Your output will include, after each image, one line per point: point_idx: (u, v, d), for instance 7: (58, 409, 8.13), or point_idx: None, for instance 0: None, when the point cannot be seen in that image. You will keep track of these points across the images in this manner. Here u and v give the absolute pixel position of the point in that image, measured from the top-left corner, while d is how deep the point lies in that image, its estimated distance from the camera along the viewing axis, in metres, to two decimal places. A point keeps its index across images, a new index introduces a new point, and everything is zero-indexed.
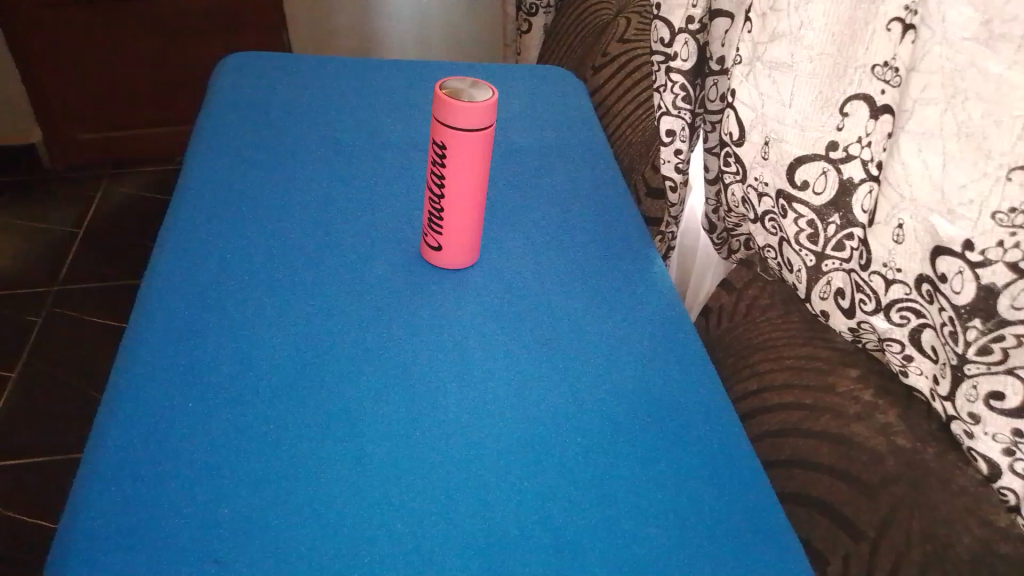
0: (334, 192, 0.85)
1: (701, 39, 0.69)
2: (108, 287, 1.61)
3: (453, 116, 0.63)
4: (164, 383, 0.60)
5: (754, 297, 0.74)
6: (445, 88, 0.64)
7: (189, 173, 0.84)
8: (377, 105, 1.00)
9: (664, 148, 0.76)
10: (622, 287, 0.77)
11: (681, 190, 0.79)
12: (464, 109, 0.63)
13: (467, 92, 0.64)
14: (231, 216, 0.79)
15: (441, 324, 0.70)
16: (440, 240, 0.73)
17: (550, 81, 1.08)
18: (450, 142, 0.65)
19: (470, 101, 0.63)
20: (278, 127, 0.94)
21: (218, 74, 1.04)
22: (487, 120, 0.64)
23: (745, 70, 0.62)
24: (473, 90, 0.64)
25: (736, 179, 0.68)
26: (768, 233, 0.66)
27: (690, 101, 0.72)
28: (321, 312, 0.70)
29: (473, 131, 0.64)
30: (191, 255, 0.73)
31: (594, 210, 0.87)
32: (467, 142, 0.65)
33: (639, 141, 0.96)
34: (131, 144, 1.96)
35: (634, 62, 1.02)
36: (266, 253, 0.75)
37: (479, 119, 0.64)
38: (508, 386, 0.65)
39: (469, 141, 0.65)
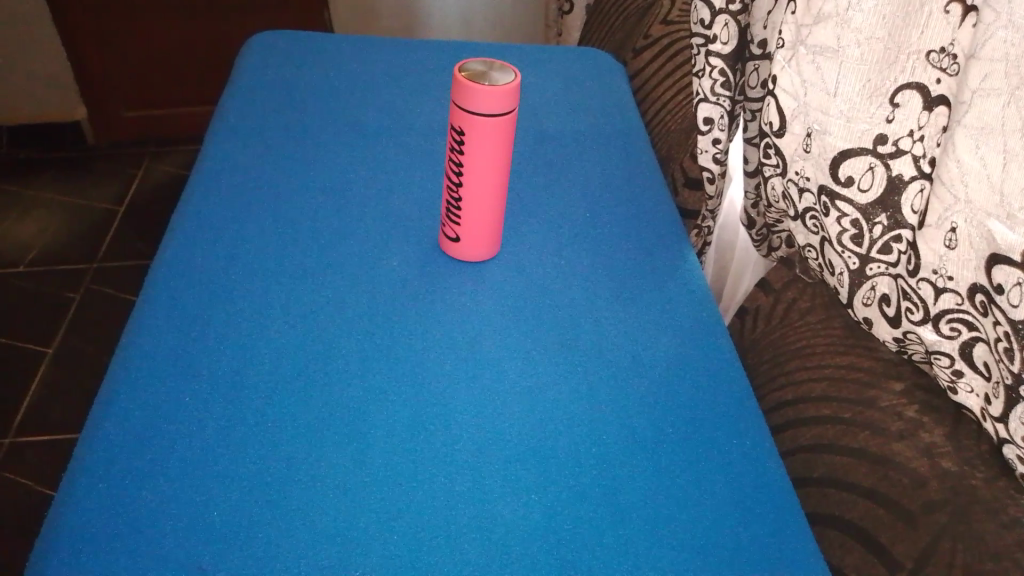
0: (354, 176, 0.82)
1: (743, 21, 0.64)
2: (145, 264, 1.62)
3: (473, 100, 0.60)
4: (162, 371, 0.58)
5: (793, 300, 0.69)
6: (465, 70, 0.60)
7: (208, 154, 0.82)
8: (405, 88, 0.97)
9: (700, 137, 0.71)
10: (652, 284, 0.73)
11: (719, 182, 0.74)
12: (485, 93, 0.59)
13: (488, 74, 0.60)
14: (248, 198, 0.76)
15: (456, 317, 0.67)
16: (458, 231, 0.69)
17: (587, 65, 1.04)
18: (469, 127, 0.61)
19: (491, 85, 0.59)
20: (302, 109, 0.91)
21: (246, 53, 1.01)
22: (509, 104, 0.60)
23: (788, 54, 0.56)
24: (494, 73, 0.60)
25: (776, 172, 0.63)
26: (809, 233, 0.61)
27: (729, 87, 0.67)
28: (332, 300, 0.67)
29: (494, 116, 0.60)
30: (202, 238, 0.71)
31: (626, 203, 0.82)
32: (488, 128, 0.61)
33: (678, 129, 0.91)
34: (173, 122, 1.96)
35: (677, 44, 0.96)
36: (279, 237, 0.72)
37: (501, 104, 0.60)
38: (523, 385, 0.61)
39: (489, 126, 0.61)
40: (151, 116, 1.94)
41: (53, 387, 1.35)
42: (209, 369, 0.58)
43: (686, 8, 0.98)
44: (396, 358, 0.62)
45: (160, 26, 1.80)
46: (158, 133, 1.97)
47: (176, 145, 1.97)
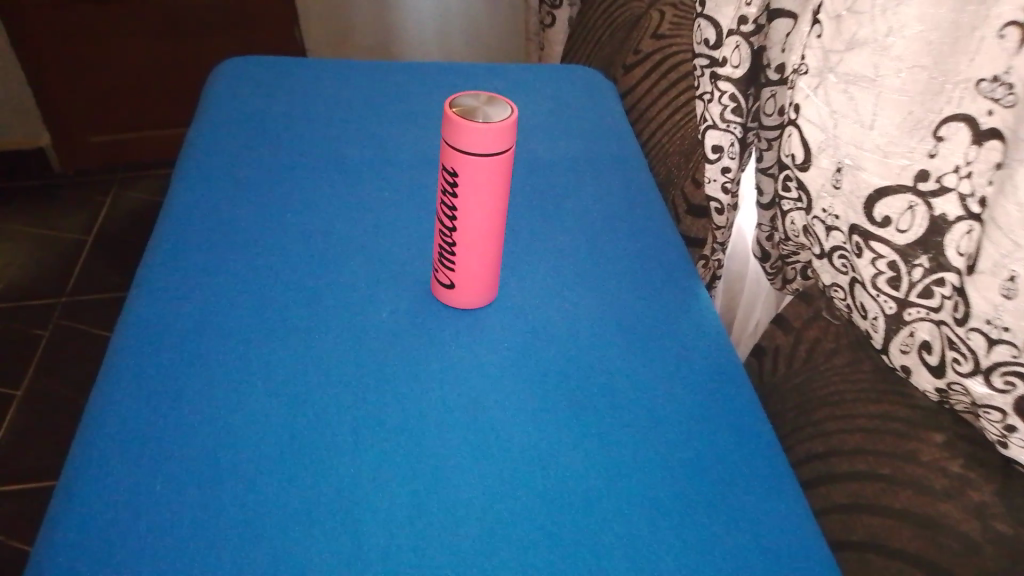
0: (334, 212, 0.75)
1: (756, 43, 0.59)
2: (115, 296, 1.54)
3: (465, 139, 0.54)
4: (130, 444, 0.51)
5: (815, 341, 0.64)
6: (456, 105, 0.55)
7: (176, 192, 0.75)
8: (386, 114, 0.91)
9: (709, 165, 0.67)
10: (665, 320, 0.67)
11: (729, 213, 0.69)
12: (479, 130, 0.54)
13: (482, 109, 0.54)
14: (221, 239, 0.70)
15: (454, 368, 0.60)
16: (449, 279, 0.63)
17: (575, 86, 0.98)
18: (463, 167, 0.56)
19: (485, 122, 0.53)
20: (275, 139, 0.84)
21: (214, 81, 0.94)
22: (506, 142, 0.55)
23: (813, 82, 0.51)
24: (488, 108, 0.55)
25: (797, 207, 0.58)
26: (836, 271, 0.56)
27: (740, 113, 0.62)
28: (317, 345, 0.60)
29: (489, 155, 0.55)
30: (170, 285, 0.64)
31: (629, 232, 0.77)
32: (483, 167, 0.56)
33: (677, 151, 0.86)
34: (141, 147, 1.89)
35: (671, 61, 0.91)
36: (257, 282, 0.66)
37: (495, 142, 0.54)
38: (532, 438, 0.55)
39: (484, 166, 0.56)
40: (117, 141, 1.86)
41: (24, 432, 1.27)
42: (183, 439, 0.51)
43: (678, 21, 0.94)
44: (389, 417, 0.55)
45: (125, 48, 1.73)
46: (127, 159, 1.89)
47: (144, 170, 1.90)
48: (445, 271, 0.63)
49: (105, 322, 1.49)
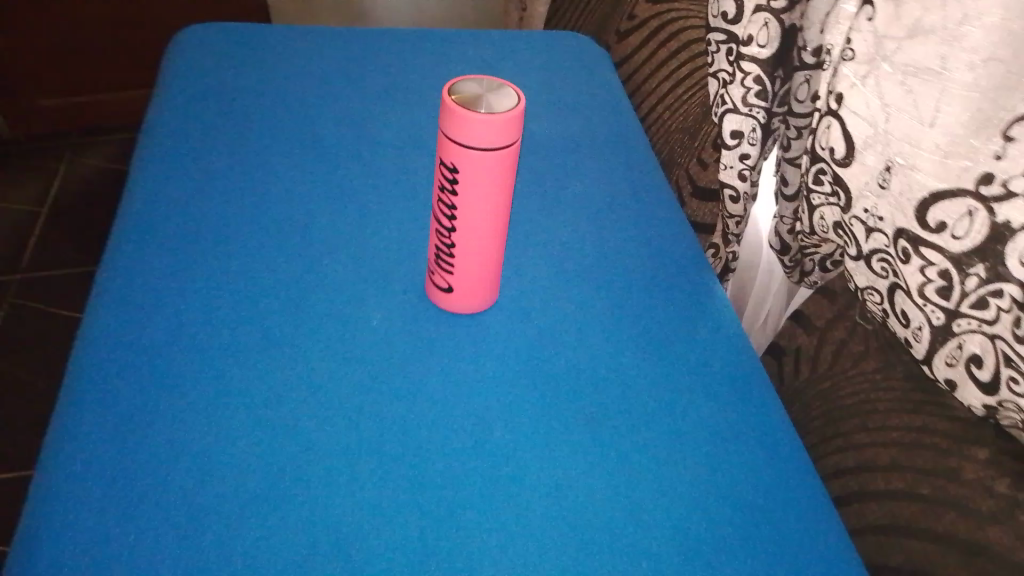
0: (316, 197, 0.68)
1: (787, 20, 0.53)
2: (74, 272, 1.44)
3: (467, 132, 0.48)
4: (97, 483, 0.44)
5: (840, 343, 0.59)
6: (456, 92, 0.48)
7: (138, 178, 0.67)
8: (367, 87, 0.83)
9: (726, 151, 0.61)
10: (681, 317, 0.62)
11: (745, 201, 0.64)
12: (481, 122, 0.47)
13: (484, 98, 0.48)
14: (193, 230, 0.62)
15: (458, 378, 0.54)
16: (443, 283, 0.57)
17: (568, 55, 0.92)
18: (463, 162, 0.50)
19: (489, 112, 0.47)
20: (247, 116, 0.76)
21: (175, 51, 0.86)
22: (512, 135, 0.49)
23: (863, 70, 0.46)
24: (491, 95, 0.48)
25: (830, 202, 0.53)
26: (874, 275, 0.51)
27: (765, 96, 0.57)
28: (304, 352, 0.54)
29: (493, 149, 0.49)
30: (137, 286, 0.56)
31: (634, 218, 0.71)
32: (485, 162, 0.49)
33: (680, 128, 0.80)
34: (93, 112, 1.75)
35: (668, 28, 0.85)
36: (235, 277, 0.58)
37: (500, 135, 0.48)
38: (543, 459, 0.50)
39: (487, 161, 0.49)
40: (66, 106, 1.72)
41: None
42: (152, 469, 0.45)
43: None
44: (391, 438, 0.49)
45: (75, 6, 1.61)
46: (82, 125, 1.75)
47: (96, 136, 1.76)
48: (439, 274, 0.57)
49: (64, 302, 1.38)
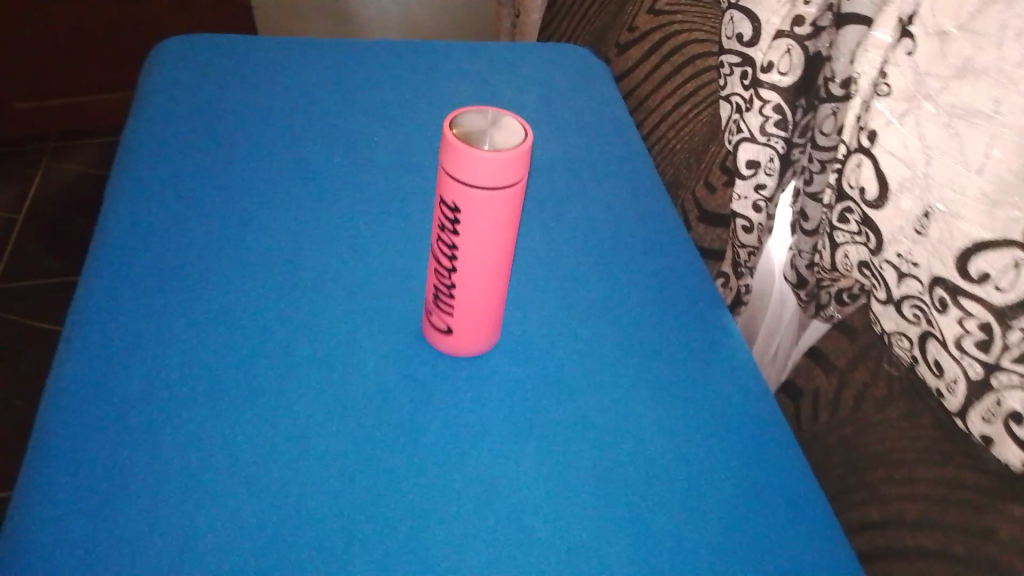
0: (305, 219, 0.63)
1: (812, 48, 0.50)
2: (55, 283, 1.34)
3: (467, 169, 0.44)
4: (68, 561, 0.39)
5: (862, 386, 0.56)
6: (457, 126, 0.44)
7: (113, 203, 0.62)
8: (356, 102, 0.79)
9: (740, 180, 0.58)
10: (695, 351, 0.58)
11: (761, 232, 0.60)
12: (485, 159, 0.43)
13: (488, 133, 0.44)
14: (173, 260, 0.57)
15: (461, 431, 0.50)
16: (440, 327, 0.53)
17: (566, 70, 0.88)
18: (465, 201, 0.46)
19: (493, 149, 0.43)
20: (229, 132, 0.71)
21: (156, 58, 0.81)
22: (517, 173, 0.44)
23: (902, 108, 0.43)
24: (494, 130, 0.44)
25: (856, 241, 0.50)
26: (904, 321, 0.48)
27: (785, 126, 0.53)
28: (293, 397, 0.49)
29: (497, 188, 0.45)
30: (112, 328, 0.51)
31: (642, 244, 0.68)
32: (489, 202, 0.46)
33: (686, 148, 0.77)
34: (67, 117, 1.66)
35: (672, 42, 0.82)
36: (218, 309, 0.54)
37: (506, 174, 0.44)
38: (553, 519, 0.46)
39: (490, 200, 0.45)
40: (40, 111, 1.62)
41: None
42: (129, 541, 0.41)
43: None
44: (390, 505, 0.45)
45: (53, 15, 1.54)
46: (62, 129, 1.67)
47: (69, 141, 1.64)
48: (437, 317, 0.53)
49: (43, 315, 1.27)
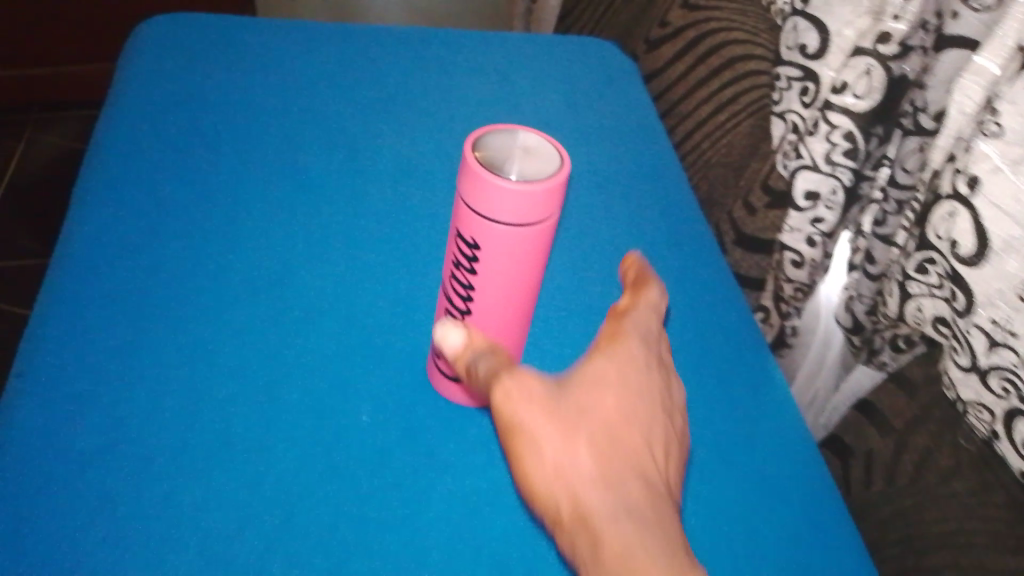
0: (298, 231, 0.55)
1: (895, 70, 0.44)
2: (30, 263, 1.11)
3: (489, 203, 0.37)
4: None
5: (924, 452, 0.49)
6: (480, 148, 0.37)
7: (81, 208, 0.53)
8: (361, 89, 0.69)
9: (793, 211, 0.51)
10: (734, 426, 0.52)
11: (811, 269, 0.53)
12: (511, 191, 0.36)
13: (517, 159, 0.37)
14: (146, 284, 0.48)
15: (471, 498, 0.42)
16: (445, 380, 0.46)
17: (592, 68, 0.79)
18: (485, 236, 0.39)
19: (522, 181, 0.36)
20: (216, 123, 0.62)
21: (140, 37, 0.70)
22: (547, 210, 0.38)
23: (1015, 154, 0.36)
24: (524, 158, 0.37)
25: (935, 294, 0.43)
26: (985, 392, 0.41)
27: (853, 156, 0.47)
28: (287, 447, 0.42)
29: (522, 226, 0.38)
30: (67, 369, 0.43)
31: (679, 278, 0.61)
32: (513, 239, 0.39)
33: (725, 162, 0.70)
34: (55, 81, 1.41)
35: (706, 41, 0.74)
36: (202, 337, 0.46)
37: (535, 210, 0.37)
38: None
39: (516, 237, 0.39)
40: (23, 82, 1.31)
41: None
42: None
43: None
44: None
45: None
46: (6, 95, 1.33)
47: (76, 112, 1.37)
48: (437, 368, 0.45)
49: (19, 292, 1.07)
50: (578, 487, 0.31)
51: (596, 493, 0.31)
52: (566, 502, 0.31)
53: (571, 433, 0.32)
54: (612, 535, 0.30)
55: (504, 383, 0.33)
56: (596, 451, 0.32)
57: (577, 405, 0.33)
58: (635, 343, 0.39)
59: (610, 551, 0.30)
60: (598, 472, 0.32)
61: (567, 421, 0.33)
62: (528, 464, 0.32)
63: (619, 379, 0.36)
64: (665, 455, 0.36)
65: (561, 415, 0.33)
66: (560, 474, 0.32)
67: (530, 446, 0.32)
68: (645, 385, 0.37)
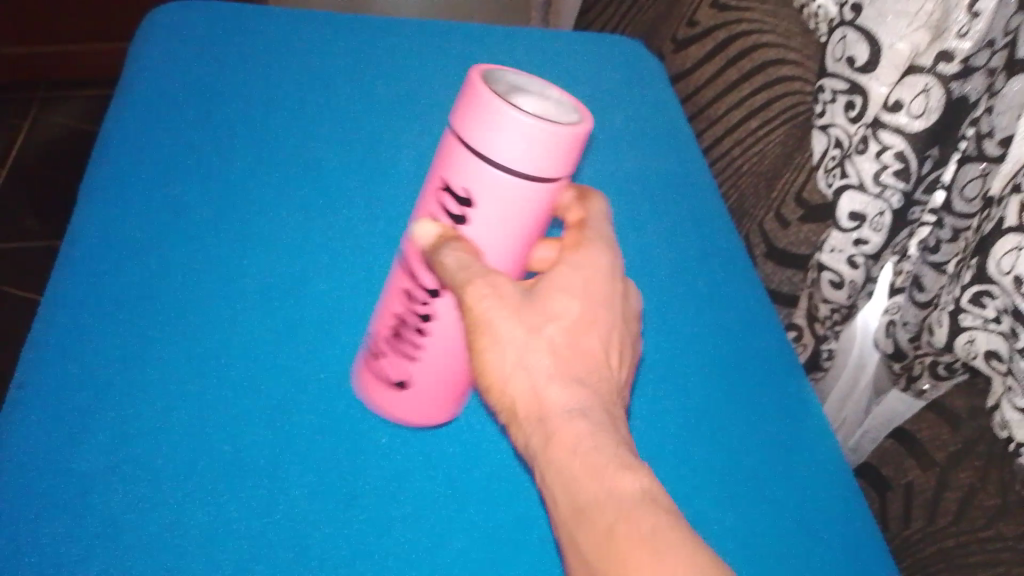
0: (318, 248, 0.53)
1: (954, 90, 0.41)
2: (31, 246, 1.08)
3: (486, 133, 0.33)
4: None
5: (968, 489, 0.47)
6: (488, 77, 0.34)
7: (87, 220, 0.50)
8: (379, 80, 0.65)
9: (835, 231, 0.49)
10: (773, 457, 0.50)
11: (853, 292, 0.51)
12: (525, 134, 0.32)
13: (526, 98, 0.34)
14: (156, 307, 0.46)
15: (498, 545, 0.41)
16: (381, 390, 0.42)
17: (622, 57, 0.75)
18: (478, 185, 0.35)
19: (531, 114, 0.32)
20: (230, 120, 0.59)
21: (152, 16, 0.66)
22: (555, 160, 0.34)
23: None
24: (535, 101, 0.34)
25: (990, 327, 0.41)
26: None
27: (904, 177, 0.44)
28: (306, 500, 0.40)
29: (524, 176, 0.34)
30: (68, 409, 0.40)
31: (714, 293, 0.58)
32: (510, 195, 0.35)
33: (757, 172, 0.68)
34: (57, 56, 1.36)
35: (737, 43, 0.71)
36: (215, 372, 0.44)
37: (540, 157, 0.33)
38: None
39: (513, 190, 0.34)
40: (26, 57, 1.27)
41: None
42: None
43: None
44: None
45: None
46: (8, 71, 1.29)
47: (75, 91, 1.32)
48: (370, 380, 0.42)
49: (23, 278, 1.05)
50: (535, 389, 0.33)
51: (555, 392, 0.32)
52: (527, 399, 0.33)
53: (533, 335, 0.33)
54: (567, 435, 0.31)
55: (477, 281, 0.34)
56: (557, 358, 0.33)
57: (543, 309, 0.34)
58: (599, 244, 0.38)
59: (565, 452, 0.31)
60: (557, 373, 0.33)
61: (534, 321, 0.33)
62: (491, 363, 0.33)
63: (586, 288, 0.35)
64: (619, 355, 0.37)
65: (523, 316, 0.33)
66: (520, 374, 0.33)
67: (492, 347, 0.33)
68: (610, 287, 0.37)
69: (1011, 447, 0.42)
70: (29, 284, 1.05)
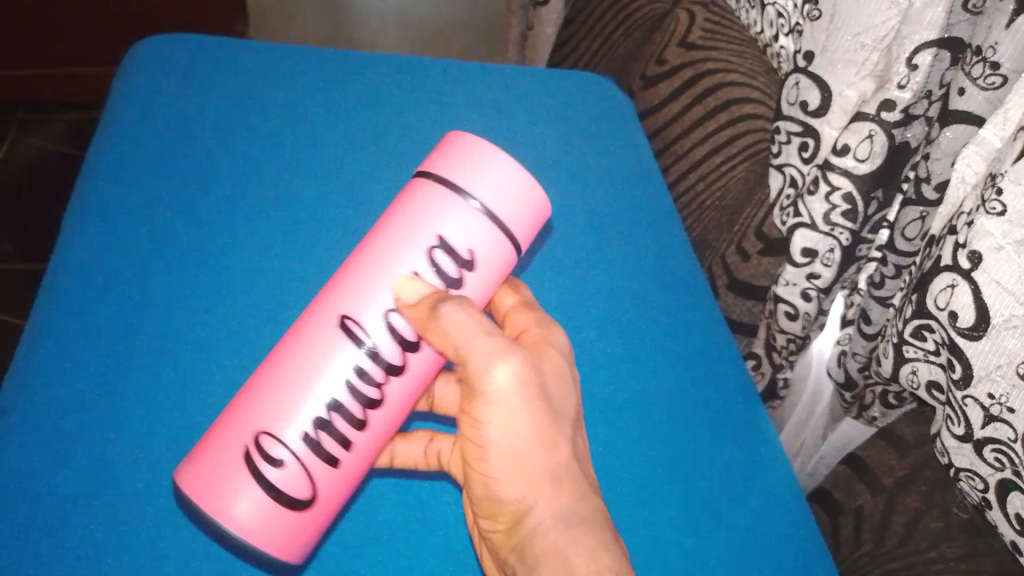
0: (294, 277, 0.54)
1: (896, 135, 0.44)
2: (12, 267, 1.09)
3: (513, 187, 0.37)
4: None
5: (914, 514, 0.49)
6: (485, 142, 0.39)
7: (69, 250, 0.52)
8: (356, 111, 0.67)
9: (790, 266, 0.51)
10: (730, 481, 0.52)
11: (808, 323, 0.53)
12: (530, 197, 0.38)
13: None
14: (138, 344, 0.48)
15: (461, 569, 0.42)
16: (265, 497, 0.36)
17: (592, 93, 0.77)
18: (487, 241, 0.38)
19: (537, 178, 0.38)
20: (211, 150, 0.61)
21: (134, 50, 0.67)
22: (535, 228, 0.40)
23: (1011, 232, 0.36)
24: None
25: (931, 359, 0.44)
26: (980, 461, 0.41)
27: (852, 217, 0.47)
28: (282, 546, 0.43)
29: (522, 235, 0.39)
30: (53, 438, 0.44)
31: (678, 321, 0.60)
32: (505, 251, 0.38)
33: (720, 206, 0.70)
34: None
35: (701, 82, 0.74)
36: (194, 412, 0.46)
37: (535, 218, 0.39)
38: None
39: (509, 246, 0.38)
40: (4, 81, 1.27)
41: None
42: None
43: (708, 32, 0.77)
44: None
45: None
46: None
47: (57, 116, 1.33)
48: (255, 487, 0.36)
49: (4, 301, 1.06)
50: (542, 489, 0.38)
51: (563, 503, 0.38)
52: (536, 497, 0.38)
53: (546, 439, 0.38)
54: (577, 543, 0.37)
55: (506, 366, 0.37)
56: (564, 465, 0.39)
57: (557, 414, 0.39)
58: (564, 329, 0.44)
59: (578, 564, 0.37)
60: (562, 481, 0.39)
61: (553, 426, 0.38)
62: (506, 454, 0.38)
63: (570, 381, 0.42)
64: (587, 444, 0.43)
65: (543, 416, 0.38)
66: (531, 473, 0.38)
67: (507, 438, 0.38)
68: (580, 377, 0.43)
69: (951, 472, 0.44)
70: (13, 308, 1.05)
